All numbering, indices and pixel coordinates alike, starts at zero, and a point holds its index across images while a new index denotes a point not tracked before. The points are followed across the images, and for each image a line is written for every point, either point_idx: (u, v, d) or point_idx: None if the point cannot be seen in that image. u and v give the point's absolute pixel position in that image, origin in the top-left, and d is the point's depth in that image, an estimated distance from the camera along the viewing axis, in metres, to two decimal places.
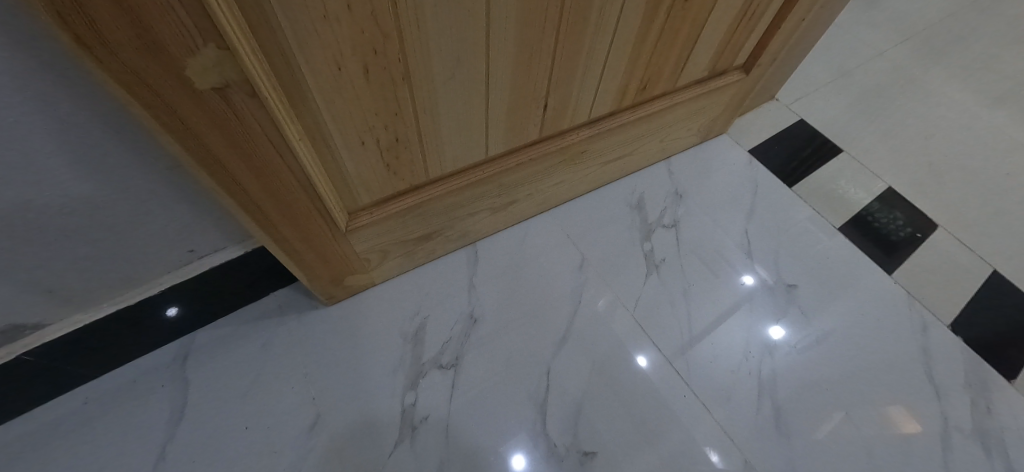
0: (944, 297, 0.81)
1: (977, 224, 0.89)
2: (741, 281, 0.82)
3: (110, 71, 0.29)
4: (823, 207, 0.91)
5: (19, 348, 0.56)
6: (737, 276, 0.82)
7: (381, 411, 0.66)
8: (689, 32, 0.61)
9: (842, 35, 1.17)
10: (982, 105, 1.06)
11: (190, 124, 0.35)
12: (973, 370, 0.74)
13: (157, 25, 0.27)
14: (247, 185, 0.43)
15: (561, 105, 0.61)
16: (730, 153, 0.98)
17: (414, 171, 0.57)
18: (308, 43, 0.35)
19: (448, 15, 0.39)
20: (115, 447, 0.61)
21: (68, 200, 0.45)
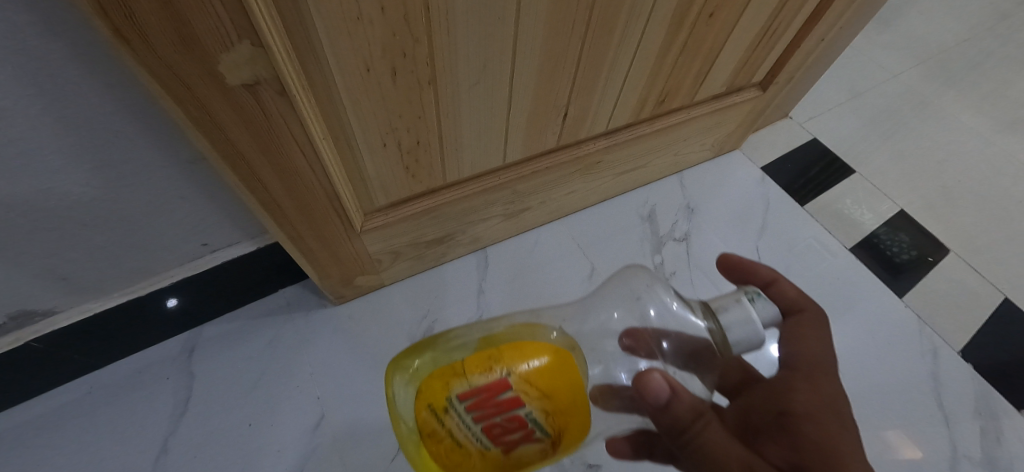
0: (955, 323, 0.80)
1: (988, 250, 0.89)
2: None
3: (146, 64, 0.29)
4: (834, 227, 0.91)
5: (29, 334, 0.56)
6: None
7: (387, 413, 0.66)
8: (711, 48, 0.61)
9: (857, 54, 1.17)
10: (994, 131, 1.06)
11: (218, 119, 0.35)
12: (982, 397, 0.73)
13: (196, 20, 0.27)
14: (268, 181, 0.43)
15: (580, 114, 0.61)
16: (742, 168, 0.98)
17: (433, 174, 0.58)
18: (340, 43, 0.35)
19: (478, 21, 0.39)
20: (119, 437, 0.61)
21: (89, 189, 0.45)
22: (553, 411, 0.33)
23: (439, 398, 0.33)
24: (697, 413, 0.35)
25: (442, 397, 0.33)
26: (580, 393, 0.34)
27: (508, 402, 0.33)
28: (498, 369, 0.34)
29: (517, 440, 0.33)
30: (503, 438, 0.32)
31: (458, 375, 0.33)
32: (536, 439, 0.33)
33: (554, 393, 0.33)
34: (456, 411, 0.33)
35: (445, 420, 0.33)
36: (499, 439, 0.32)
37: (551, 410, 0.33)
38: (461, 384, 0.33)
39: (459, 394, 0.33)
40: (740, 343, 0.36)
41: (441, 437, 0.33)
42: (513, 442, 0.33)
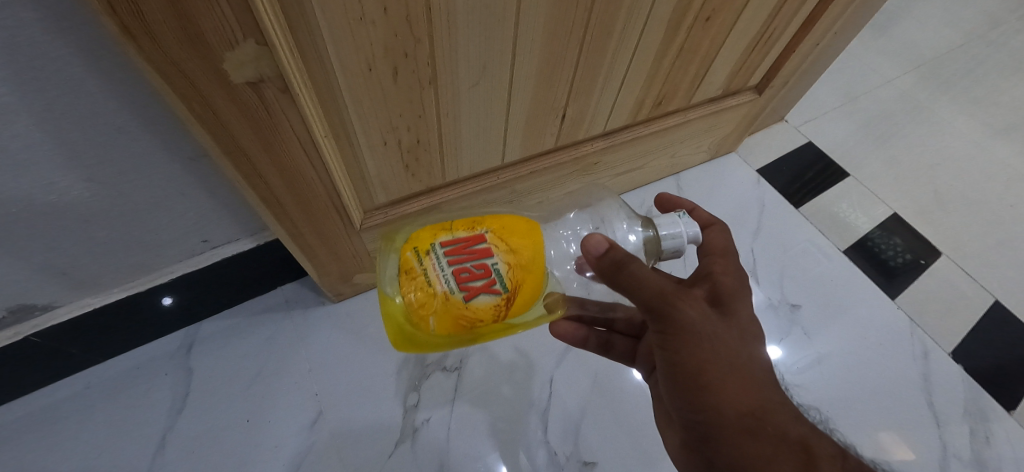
0: (947, 325, 0.81)
1: (980, 254, 0.90)
2: None
3: (152, 61, 0.29)
4: (828, 230, 0.92)
5: (27, 329, 0.56)
6: None
7: (385, 410, 0.66)
8: (708, 52, 0.62)
9: (853, 59, 1.18)
10: (987, 137, 1.07)
11: (222, 116, 0.35)
12: (973, 398, 0.75)
13: (202, 18, 0.28)
14: (270, 178, 0.44)
15: (578, 115, 0.62)
16: (739, 171, 0.99)
17: (432, 173, 0.58)
18: (342, 42, 0.36)
19: (479, 23, 0.40)
20: (117, 432, 0.62)
21: (91, 184, 0.45)
22: (515, 266, 0.37)
23: (425, 243, 0.38)
24: (631, 254, 0.35)
25: (427, 243, 0.38)
26: (541, 257, 0.38)
27: (480, 251, 0.37)
28: (479, 228, 0.39)
29: (478, 287, 0.36)
30: (468, 283, 0.36)
31: (445, 229, 0.39)
32: (494, 290, 0.36)
33: (521, 250, 0.38)
34: (435, 254, 0.37)
35: (425, 260, 0.37)
36: (464, 284, 0.36)
37: (514, 265, 0.37)
38: (445, 234, 0.38)
39: (442, 241, 0.38)
40: (668, 241, 0.42)
41: (416, 274, 0.37)
42: (474, 289, 0.36)
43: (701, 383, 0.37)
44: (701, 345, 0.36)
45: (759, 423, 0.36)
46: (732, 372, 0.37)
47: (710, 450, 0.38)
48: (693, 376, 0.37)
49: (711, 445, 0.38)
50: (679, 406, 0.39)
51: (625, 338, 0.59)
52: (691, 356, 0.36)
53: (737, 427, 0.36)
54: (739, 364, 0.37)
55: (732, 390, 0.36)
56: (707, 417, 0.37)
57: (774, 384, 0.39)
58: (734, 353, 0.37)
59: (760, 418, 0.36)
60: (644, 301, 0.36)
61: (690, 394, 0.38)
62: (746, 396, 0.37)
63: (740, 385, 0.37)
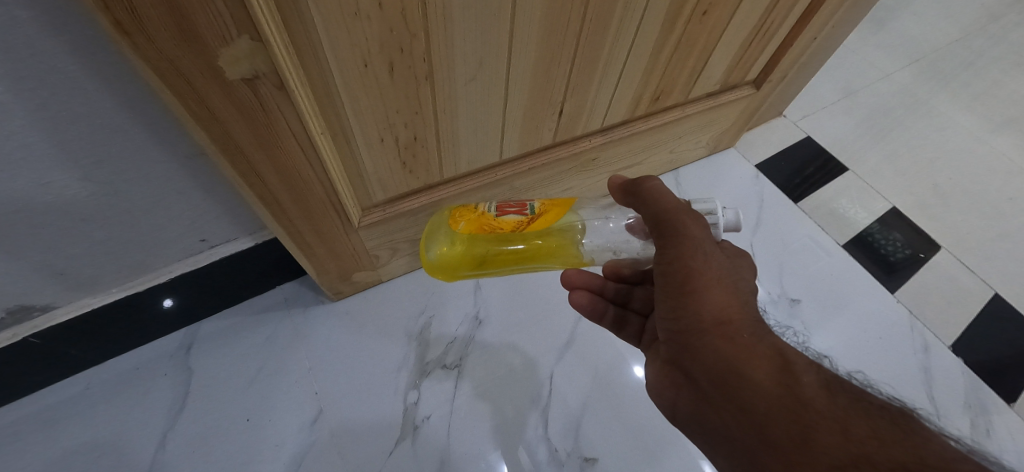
0: (947, 319, 0.81)
1: (979, 247, 0.90)
2: None
3: (146, 57, 0.29)
4: (827, 224, 0.92)
5: (26, 330, 0.56)
6: None
7: (385, 409, 0.66)
8: (705, 46, 0.62)
9: (851, 54, 1.18)
10: (985, 130, 1.07)
11: (218, 113, 0.35)
12: (973, 391, 0.75)
13: (195, 14, 0.28)
14: (267, 176, 0.43)
15: (576, 111, 0.62)
16: (738, 166, 0.99)
17: (430, 170, 0.58)
18: (338, 38, 0.36)
19: (475, 18, 0.40)
20: (117, 432, 0.62)
21: (88, 184, 0.45)
22: (540, 205, 0.56)
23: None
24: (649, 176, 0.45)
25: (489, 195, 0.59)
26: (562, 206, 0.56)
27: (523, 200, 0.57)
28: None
29: (510, 210, 0.55)
30: (505, 206, 0.56)
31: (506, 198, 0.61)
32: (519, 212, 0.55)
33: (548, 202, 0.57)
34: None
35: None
36: (502, 208, 0.55)
37: (539, 204, 0.56)
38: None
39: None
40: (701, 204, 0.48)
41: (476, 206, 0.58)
42: (506, 210, 0.55)
43: (689, 288, 0.38)
44: (698, 255, 0.38)
45: (735, 329, 0.36)
46: (720, 284, 0.38)
47: (687, 360, 0.38)
48: (678, 281, 0.38)
49: (690, 354, 0.37)
50: (662, 317, 0.40)
51: (638, 320, 0.57)
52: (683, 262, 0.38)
53: (716, 327, 0.36)
54: (727, 281, 0.39)
55: (716, 296, 0.37)
56: (687, 323, 0.38)
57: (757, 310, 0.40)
58: (722, 270, 0.40)
59: (739, 326, 0.37)
60: (657, 215, 0.41)
61: (675, 300, 0.38)
62: (731, 306, 0.37)
63: (726, 294, 0.38)
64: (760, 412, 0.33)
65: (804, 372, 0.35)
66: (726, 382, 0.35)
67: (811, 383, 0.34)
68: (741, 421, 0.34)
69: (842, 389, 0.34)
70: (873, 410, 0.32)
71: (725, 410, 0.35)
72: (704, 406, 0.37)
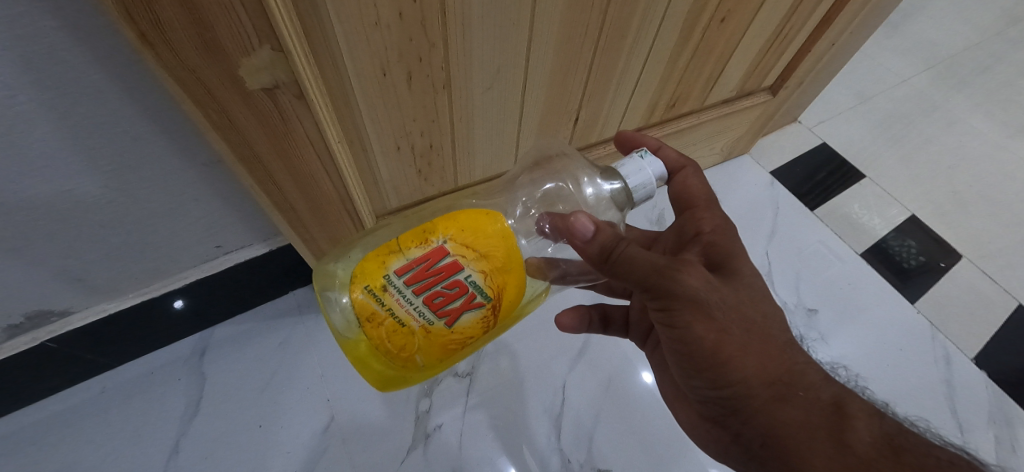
0: (969, 330, 0.79)
1: (1001, 255, 0.88)
2: None
3: (169, 68, 0.29)
4: (844, 232, 0.90)
5: (44, 334, 0.57)
6: None
7: (397, 416, 0.66)
8: (722, 53, 0.61)
9: (867, 58, 1.16)
10: (1005, 136, 1.05)
11: (238, 123, 0.35)
12: (996, 405, 0.73)
13: (218, 25, 0.28)
14: (283, 184, 0.43)
15: (591, 118, 0.61)
16: (752, 173, 0.98)
17: (444, 177, 0.58)
18: (357, 47, 0.36)
19: (494, 26, 0.40)
20: (130, 437, 0.62)
21: (106, 191, 0.45)
22: (492, 273, 0.35)
23: (377, 277, 0.34)
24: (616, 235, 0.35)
25: (378, 275, 0.35)
26: (516, 253, 0.36)
27: (447, 269, 0.34)
28: (434, 240, 0.35)
29: (459, 307, 0.35)
30: (446, 306, 0.35)
31: (395, 252, 0.35)
32: (478, 303, 0.35)
33: (492, 253, 0.35)
34: (394, 288, 0.34)
35: (384, 298, 0.34)
36: (443, 308, 0.35)
37: (489, 273, 0.35)
38: (398, 260, 0.35)
39: (396, 270, 0.35)
40: (639, 191, 0.41)
41: (381, 318, 0.34)
42: (455, 310, 0.35)
43: (719, 359, 0.35)
44: (714, 320, 0.35)
45: (789, 389, 0.36)
46: (749, 340, 0.36)
47: (737, 422, 0.38)
48: (710, 355, 0.35)
49: (739, 417, 0.37)
50: (704, 387, 0.38)
51: (619, 308, 0.59)
52: (705, 336, 0.35)
53: (766, 396, 0.36)
54: (756, 329, 0.36)
55: (754, 359, 0.36)
56: (732, 393, 0.36)
57: (798, 347, 0.38)
58: (746, 317, 0.36)
59: (788, 387, 0.36)
60: (643, 283, 0.35)
61: (710, 372, 0.37)
62: (770, 363, 0.36)
63: (759, 354, 0.36)
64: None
65: (860, 423, 0.35)
66: (778, 444, 0.35)
67: (871, 438, 0.33)
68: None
69: (902, 441, 0.34)
70: (941, 468, 0.32)
71: (778, 471, 0.35)
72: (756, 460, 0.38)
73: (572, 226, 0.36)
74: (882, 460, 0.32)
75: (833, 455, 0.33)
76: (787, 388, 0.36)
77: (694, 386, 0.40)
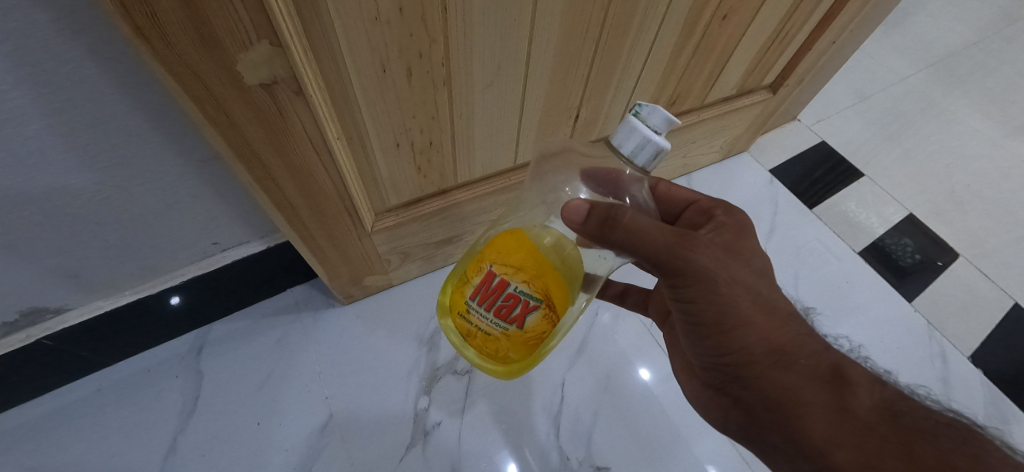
0: (965, 328, 0.80)
1: (998, 254, 0.88)
2: None
3: (165, 63, 0.28)
4: (842, 230, 0.90)
5: (39, 332, 0.56)
6: None
7: (396, 413, 0.66)
8: (723, 51, 0.61)
9: (867, 56, 1.16)
10: (1003, 135, 1.05)
11: (235, 118, 0.35)
12: (991, 402, 0.73)
13: (215, 19, 0.27)
14: (282, 181, 0.43)
15: (591, 116, 0.61)
16: (751, 171, 0.98)
17: (443, 174, 0.58)
18: (356, 42, 0.35)
19: (495, 21, 0.39)
20: (127, 435, 0.62)
21: (101, 187, 0.45)
22: (532, 279, 0.37)
23: (460, 304, 0.42)
24: (619, 206, 0.35)
25: (461, 303, 0.42)
26: (541, 256, 0.38)
27: (500, 285, 0.39)
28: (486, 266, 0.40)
29: (521, 313, 0.39)
30: (511, 314, 0.39)
31: (466, 283, 0.41)
32: (535, 305, 0.38)
33: (524, 264, 0.38)
34: (474, 309, 0.41)
35: (470, 318, 0.41)
36: (511, 317, 0.39)
37: (531, 281, 0.38)
38: (469, 288, 0.41)
39: (471, 295, 0.41)
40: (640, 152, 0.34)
41: (474, 332, 0.42)
42: (519, 316, 0.39)
43: (725, 327, 0.36)
44: (724, 289, 0.35)
45: (791, 357, 0.35)
46: (755, 309, 0.36)
47: (738, 389, 0.37)
48: (716, 321, 0.36)
49: (740, 384, 0.37)
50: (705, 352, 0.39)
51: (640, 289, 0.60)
52: (708, 304, 0.35)
53: (767, 362, 0.35)
54: (762, 297, 0.36)
55: (759, 328, 0.35)
56: (733, 359, 0.37)
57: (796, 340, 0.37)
58: (750, 284, 0.36)
59: (790, 353, 0.35)
60: (651, 258, 0.35)
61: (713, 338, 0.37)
62: (775, 331, 0.36)
63: (763, 322, 0.36)
64: (815, 441, 0.32)
65: (862, 389, 0.34)
66: (777, 409, 0.35)
67: (871, 403, 0.33)
68: (795, 446, 0.34)
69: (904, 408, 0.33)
70: None
71: (776, 436, 0.35)
72: (752, 426, 0.38)
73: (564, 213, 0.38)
74: (882, 426, 0.32)
75: (833, 421, 0.32)
76: (787, 355, 0.35)
77: (698, 353, 0.40)
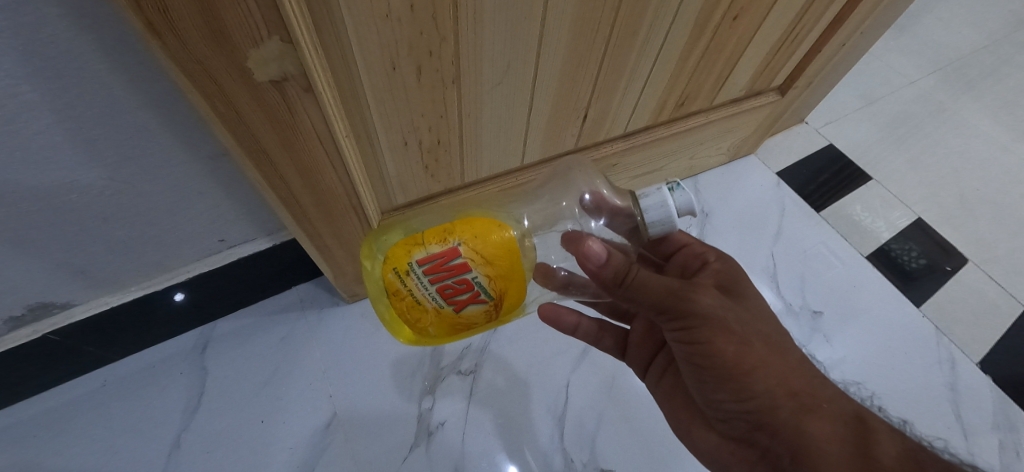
0: (975, 335, 0.79)
1: (1008, 260, 0.87)
2: None
3: (176, 58, 0.28)
4: (850, 234, 0.89)
5: (45, 327, 0.56)
6: None
7: (399, 413, 0.65)
8: (733, 52, 0.61)
9: (876, 60, 1.15)
10: (1013, 140, 1.04)
11: (245, 115, 0.34)
12: (1001, 409, 0.73)
13: (226, 14, 0.27)
14: (289, 179, 0.43)
15: (600, 116, 0.61)
16: (759, 174, 0.97)
17: (451, 173, 0.57)
18: (366, 39, 0.35)
19: (505, 21, 0.39)
20: (131, 431, 0.62)
21: (108, 182, 0.44)
22: (496, 277, 0.37)
23: (402, 262, 0.38)
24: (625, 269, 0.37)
25: (403, 262, 0.38)
26: (517, 263, 0.38)
27: (458, 267, 0.37)
28: (452, 241, 0.37)
29: (464, 300, 0.38)
30: (453, 297, 0.38)
31: (419, 244, 0.37)
32: (480, 300, 0.38)
33: (496, 260, 0.37)
34: (414, 275, 0.37)
35: (406, 281, 0.37)
36: (450, 298, 0.38)
37: (495, 276, 0.37)
38: (421, 251, 0.37)
39: (419, 260, 0.37)
40: (656, 226, 0.39)
41: (402, 295, 0.38)
42: (462, 301, 0.38)
43: (739, 372, 0.38)
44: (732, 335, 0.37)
45: (807, 400, 0.38)
46: (769, 350, 0.39)
47: (765, 437, 0.39)
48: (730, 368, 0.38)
49: (766, 432, 0.39)
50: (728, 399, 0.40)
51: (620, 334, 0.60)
52: (727, 348, 0.37)
53: (789, 406, 0.38)
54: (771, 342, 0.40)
55: (772, 370, 0.38)
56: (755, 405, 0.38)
57: None
58: (762, 330, 0.40)
59: (811, 398, 0.38)
60: (658, 305, 0.37)
61: (735, 383, 0.39)
62: (783, 375, 0.39)
63: (780, 364, 0.39)
64: None
65: (880, 436, 0.36)
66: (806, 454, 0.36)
67: (894, 449, 0.35)
68: None
69: (922, 456, 0.35)
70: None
71: None
72: None
73: (586, 250, 0.36)
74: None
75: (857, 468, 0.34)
76: (809, 399, 0.39)
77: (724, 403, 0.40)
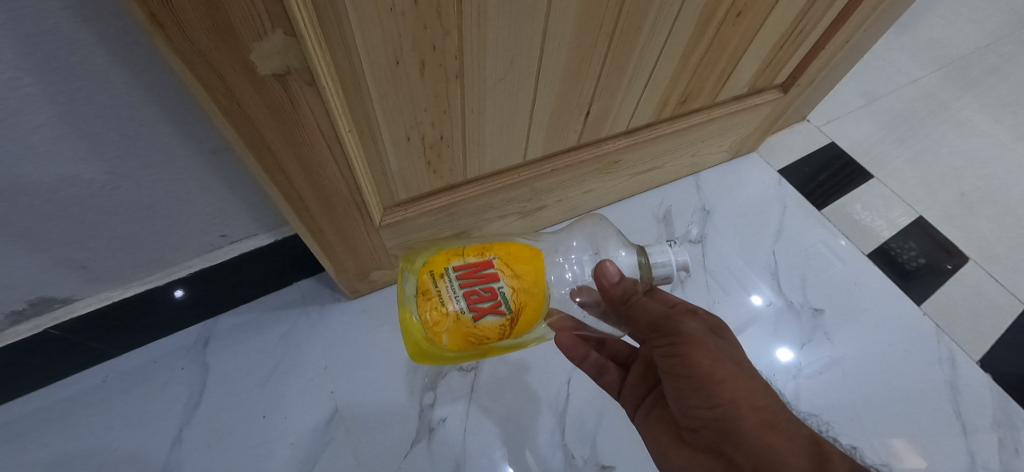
0: (976, 333, 0.79)
1: (1008, 259, 0.87)
2: (750, 300, 0.81)
3: (179, 51, 0.28)
4: (851, 232, 0.90)
5: (47, 322, 0.56)
6: (747, 296, 0.81)
7: (401, 409, 0.66)
8: (736, 48, 0.60)
9: (878, 58, 1.15)
10: (1015, 138, 1.04)
11: (248, 109, 0.34)
12: (1000, 407, 0.73)
13: (230, 7, 0.27)
14: (292, 174, 0.43)
15: (602, 112, 0.61)
16: (760, 171, 0.97)
17: (453, 169, 0.57)
18: (370, 33, 0.35)
19: (509, 15, 0.39)
20: (133, 426, 0.62)
21: (110, 177, 0.44)
22: (519, 290, 0.43)
23: (440, 267, 0.44)
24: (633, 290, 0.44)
25: (441, 267, 0.44)
26: (541, 284, 0.44)
27: (488, 276, 0.43)
28: (486, 255, 0.44)
29: (485, 308, 0.42)
30: (476, 304, 0.42)
31: (458, 254, 0.45)
32: (500, 311, 0.42)
33: (523, 275, 0.43)
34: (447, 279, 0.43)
35: (439, 283, 0.43)
36: (474, 305, 0.42)
37: (517, 289, 0.43)
38: (458, 260, 0.44)
39: (454, 266, 0.44)
40: (660, 268, 0.47)
41: (431, 296, 0.43)
42: (482, 310, 0.42)
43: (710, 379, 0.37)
44: (711, 350, 0.38)
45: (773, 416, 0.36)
46: (743, 371, 0.38)
47: (731, 450, 0.35)
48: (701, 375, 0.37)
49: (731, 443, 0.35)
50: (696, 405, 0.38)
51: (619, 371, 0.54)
52: (704, 360, 0.37)
53: (755, 420, 0.35)
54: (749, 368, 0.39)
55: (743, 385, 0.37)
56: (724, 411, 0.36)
57: None
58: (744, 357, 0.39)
59: (776, 416, 0.36)
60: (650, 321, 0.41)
61: (704, 392, 0.37)
62: (755, 392, 0.37)
63: (750, 382, 0.37)
64: None
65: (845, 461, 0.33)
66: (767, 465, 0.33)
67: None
68: None
69: None
70: None
71: None
72: None
73: (603, 268, 0.45)
74: None
75: None
76: (772, 415, 0.36)
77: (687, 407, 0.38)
